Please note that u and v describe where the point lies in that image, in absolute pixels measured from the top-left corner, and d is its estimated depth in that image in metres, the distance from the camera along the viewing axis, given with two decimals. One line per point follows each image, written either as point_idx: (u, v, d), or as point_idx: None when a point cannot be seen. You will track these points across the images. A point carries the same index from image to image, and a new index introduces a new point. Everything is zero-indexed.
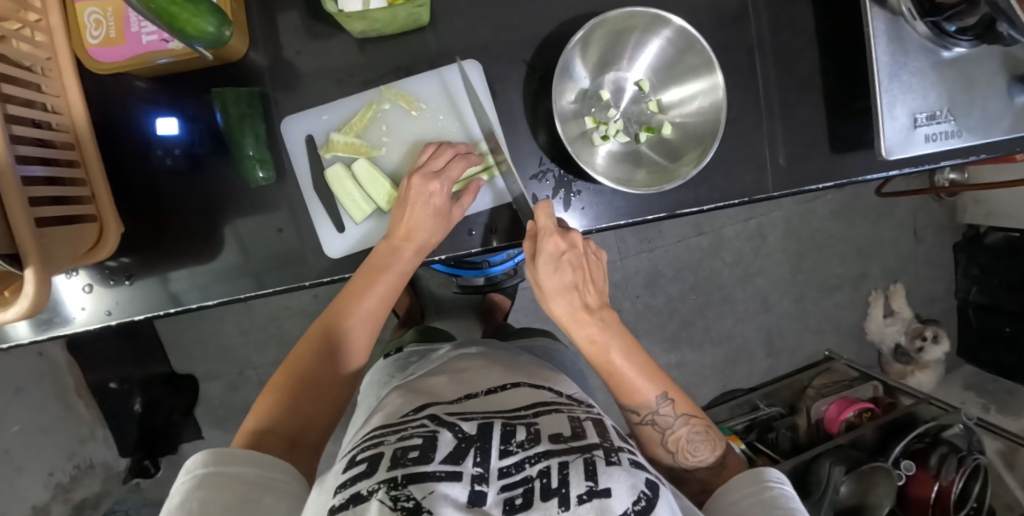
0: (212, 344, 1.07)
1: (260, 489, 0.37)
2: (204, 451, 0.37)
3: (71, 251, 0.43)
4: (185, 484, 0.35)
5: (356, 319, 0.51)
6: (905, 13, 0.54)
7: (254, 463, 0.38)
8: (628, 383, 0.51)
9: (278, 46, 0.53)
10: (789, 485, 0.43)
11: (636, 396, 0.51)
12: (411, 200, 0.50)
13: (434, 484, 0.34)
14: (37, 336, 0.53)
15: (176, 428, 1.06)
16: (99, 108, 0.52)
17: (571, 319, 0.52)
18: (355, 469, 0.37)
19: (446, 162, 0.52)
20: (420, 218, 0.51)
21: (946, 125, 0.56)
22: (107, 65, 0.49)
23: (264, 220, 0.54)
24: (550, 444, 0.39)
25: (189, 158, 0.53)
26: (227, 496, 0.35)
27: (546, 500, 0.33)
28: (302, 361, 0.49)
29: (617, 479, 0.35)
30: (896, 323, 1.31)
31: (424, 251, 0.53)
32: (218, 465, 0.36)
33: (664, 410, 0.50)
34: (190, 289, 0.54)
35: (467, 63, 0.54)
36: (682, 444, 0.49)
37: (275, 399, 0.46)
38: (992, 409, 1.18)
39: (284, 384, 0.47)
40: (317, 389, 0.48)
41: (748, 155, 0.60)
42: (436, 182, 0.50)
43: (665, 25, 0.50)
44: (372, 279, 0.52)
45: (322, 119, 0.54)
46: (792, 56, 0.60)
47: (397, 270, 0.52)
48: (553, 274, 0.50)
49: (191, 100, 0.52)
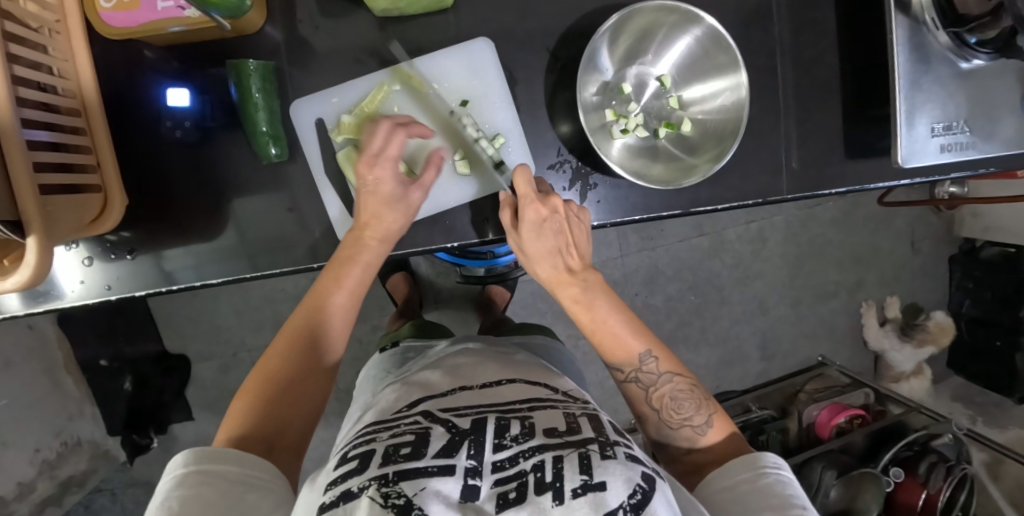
0: (205, 323, 1.06)
1: (245, 488, 0.36)
2: (186, 451, 0.36)
3: (75, 221, 0.42)
4: (167, 485, 0.35)
5: (321, 316, 0.49)
6: (929, 22, 0.53)
7: (232, 460, 0.37)
8: (612, 338, 0.51)
9: (295, 21, 0.51)
10: (785, 469, 0.43)
11: (621, 352, 0.50)
12: (359, 191, 0.50)
13: (426, 481, 0.33)
14: (29, 309, 0.52)
15: (166, 408, 1.05)
16: (106, 75, 0.50)
17: (554, 281, 0.52)
18: (346, 465, 0.37)
19: (383, 140, 0.49)
20: (376, 207, 0.50)
21: (962, 136, 0.56)
22: (118, 31, 0.47)
23: (271, 200, 0.53)
24: (544, 438, 0.38)
25: (199, 130, 0.51)
26: (211, 494, 0.34)
27: (540, 494, 0.33)
28: (270, 364, 0.46)
29: (612, 472, 0.35)
30: (899, 348, 1.28)
31: (390, 239, 0.51)
32: (198, 465, 0.36)
33: (647, 367, 0.49)
34: (193, 267, 0.53)
35: (478, 42, 0.52)
36: (666, 402, 0.48)
37: (250, 403, 0.44)
38: (979, 421, 1.20)
39: (256, 389, 0.45)
40: (292, 389, 0.46)
41: (765, 156, 0.59)
42: (376, 169, 0.49)
43: (694, 21, 0.50)
44: (338, 274, 0.50)
45: (333, 101, 0.52)
46: (813, 59, 0.59)
47: (365, 261, 0.51)
48: (536, 239, 0.51)
49: (202, 72, 0.51)
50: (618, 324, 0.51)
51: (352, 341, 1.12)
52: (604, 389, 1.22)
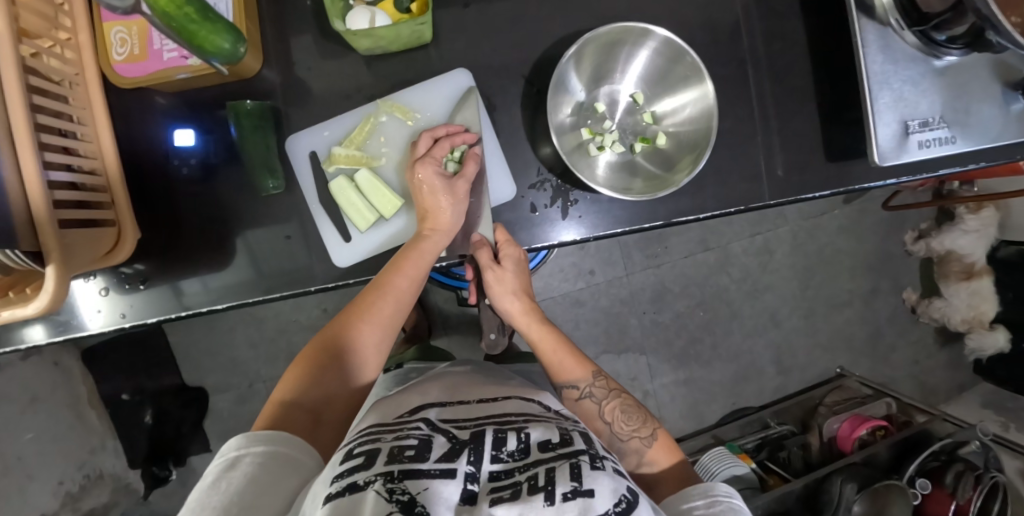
0: (223, 357, 1.09)
1: (288, 469, 0.39)
2: (238, 435, 0.40)
3: (91, 252, 0.46)
4: (216, 466, 0.38)
5: (383, 300, 0.54)
6: (894, 24, 0.56)
7: (281, 444, 0.41)
8: (563, 359, 0.60)
9: (291, 64, 0.56)
10: (738, 498, 0.44)
11: (574, 370, 0.59)
12: (416, 187, 0.54)
13: (429, 481, 0.34)
14: (51, 338, 0.55)
15: (185, 439, 1.07)
16: (124, 121, 0.55)
17: (520, 313, 0.61)
18: (351, 461, 0.37)
19: (427, 147, 0.55)
20: (432, 202, 0.54)
21: (941, 131, 0.57)
22: (129, 80, 0.52)
23: (271, 229, 0.56)
24: (539, 453, 0.39)
25: (204, 168, 0.55)
26: (260, 473, 0.37)
27: (532, 495, 0.33)
28: (335, 338, 0.52)
29: (601, 482, 0.35)
30: (975, 232, 1.17)
31: (447, 231, 0.55)
32: (246, 448, 0.39)
33: (598, 384, 0.58)
34: (203, 291, 0.56)
35: (469, 89, 0.56)
36: (617, 414, 0.55)
37: (305, 369, 0.50)
38: (1011, 427, 1.13)
39: (314, 355, 0.51)
40: (341, 364, 0.52)
41: (744, 163, 0.61)
42: (423, 167, 0.53)
43: (650, 36, 0.53)
44: (401, 260, 0.53)
45: (325, 135, 0.56)
46: (786, 69, 0.61)
47: (427, 250, 0.54)
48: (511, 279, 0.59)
49: (208, 113, 0.56)
50: (566, 351, 0.60)
51: None
52: None
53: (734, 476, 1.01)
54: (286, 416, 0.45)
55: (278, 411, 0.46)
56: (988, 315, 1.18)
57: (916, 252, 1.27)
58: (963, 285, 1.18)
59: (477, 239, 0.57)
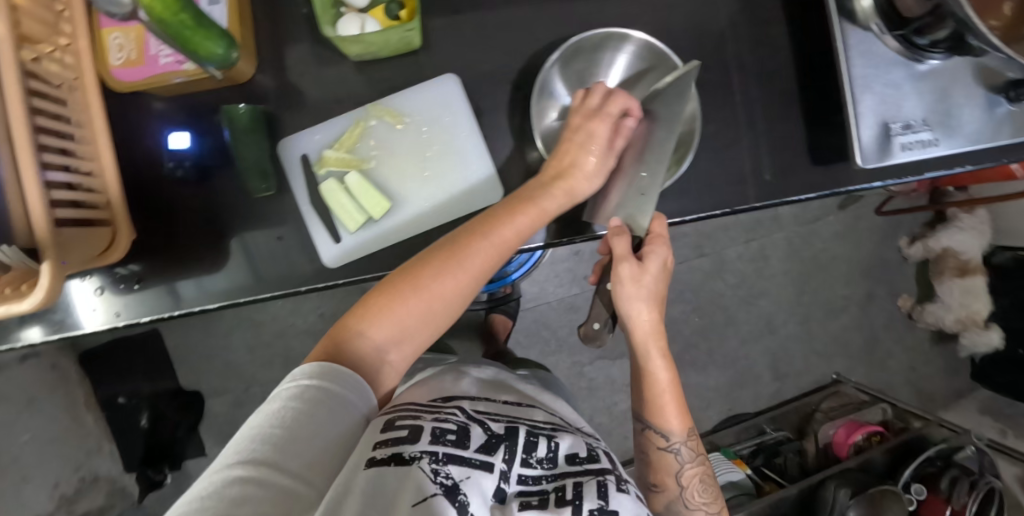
0: (218, 361, 1.10)
1: (338, 416, 0.38)
2: (308, 364, 0.39)
3: (86, 251, 0.47)
4: (283, 390, 0.37)
5: (483, 245, 0.50)
6: (875, 29, 0.57)
7: (344, 385, 0.39)
8: (668, 404, 0.53)
9: (285, 70, 0.58)
10: None
11: (672, 421, 0.53)
12: (571, 136, 0.55)
13: (472, 471, 0.35)
14: (46, 337, 0.56)
15: (180, 443, 1.08)
16: (122, 124, 0.57)
17: (641, 329, 0.52)
18: (395, 431, 0.36)
19: (603, 100, 0.55)
20: (577, 157, 0.54)
21: (923, 134, 0.58)
22: (126, 84, 0.54)
23: (263, 231, 0.57)
24: (566, 465, 0.40)
25: (199, 170, 0.56)
26: (312, 414, 0.36)
27: (560, 507, 0.35)
28: (424, 270, 0.48)
29: (626, 504, 0.37)
30: (970, 229, 1.18)
31: (571, 198, 0.54)
32: (312, 380, 0.38)
33: (690, 445, 0.54)
34: (196, 291, 0.57)
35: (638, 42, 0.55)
36: (693, 483, 0.53)
37: (382, 300, 0.47)
38: (1010, 434, 1.15)
39: (397, 288, 0.47)
40: (423, 298, 0.48)
41: (729, 166, 0.62)
42: (597, 119, 0.55)
43: (627, 40, 0.55)
44: (511, 215, 0.51)
45: (316, 138, 0.57)
46: (769, 74, 0.63)
47: (541, 209, 0.52)
48: (637, 284, 0.51)
49: (205, 117, 0.57)
50: (672, 398, 0.53)
51: None
52: (613, 415, 1.21)
53: (728, 482, 1.00)
54: (349, 348, 0.43)
55: (354, 338, 0.44)
56: (982, 314, 1.17)
57: (913, 254, 1.27)
58: (957, 283, 1.17)
59: (620, 226, 0.52)
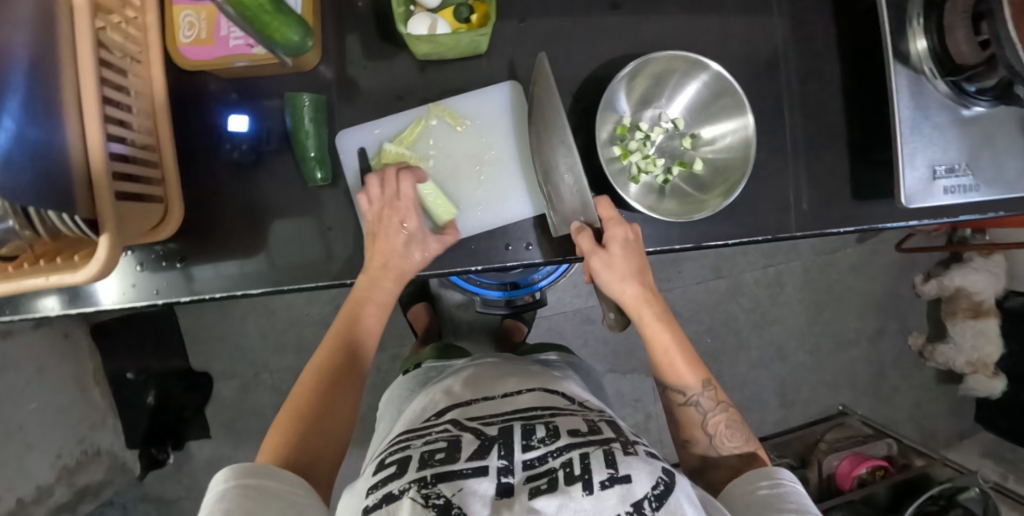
0: (230, 343, 1.12)
1: (286, 501, 0.39)
2: (227, 468, 0.38)
3: (139, 226, 0.47)
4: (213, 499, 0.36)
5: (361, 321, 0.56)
6: (926, 73, 0.57)
7: (277, 477, 0.40)
8: (675, 366, 0.54)
9: (345, 62, 0.58)
10: (799, 484, 0.45)
11: (681, 378, 0.54)
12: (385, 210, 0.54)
13: (463, 481, 0.35)
14: (88, 307, 0.56)
15: (185, 423, 1.10)
16: (179, 102, 0.56)
17: (633, 302, 0.55)
18: (385, 470, 0.39)
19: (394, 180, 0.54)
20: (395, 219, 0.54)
21: (964, 179, 0.58)
22: (193, 63, 0.53)
23: (299, 223, 0.57)
24: (570, 437, 0.40)
25: (254, 153, 0.56)
26: (254, 504, 0.37)
27: (570, 485, 0.34)
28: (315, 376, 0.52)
29: (636, 466, 0.35)
30: (986, 273, 1.18)
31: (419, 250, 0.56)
32: (242, 479, 0.38)
33: (707, 394, 0.54)
34: (237, 275, 0.56)
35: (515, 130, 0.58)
36: (721, 429, 0.53)
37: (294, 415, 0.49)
38: (1010, 477, 1.17)
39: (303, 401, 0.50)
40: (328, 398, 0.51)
41: (774, 194, 0.62)
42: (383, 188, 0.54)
43: (703, 69, 0.55)
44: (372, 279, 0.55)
45: (374, 132, 0.57)
46: (819, 107, 0.63)
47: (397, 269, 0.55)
48: (619, 259, 0.53)
49: (263, 100, 0.57)
50: (676, 353, 0.54)
51: (371, 369, 1.15)
52: None
53: None
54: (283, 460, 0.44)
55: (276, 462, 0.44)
56: (992, 358, 1.19)
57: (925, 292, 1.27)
58: (970, 324, 1.18)
59: (579, 225, 0.55)
